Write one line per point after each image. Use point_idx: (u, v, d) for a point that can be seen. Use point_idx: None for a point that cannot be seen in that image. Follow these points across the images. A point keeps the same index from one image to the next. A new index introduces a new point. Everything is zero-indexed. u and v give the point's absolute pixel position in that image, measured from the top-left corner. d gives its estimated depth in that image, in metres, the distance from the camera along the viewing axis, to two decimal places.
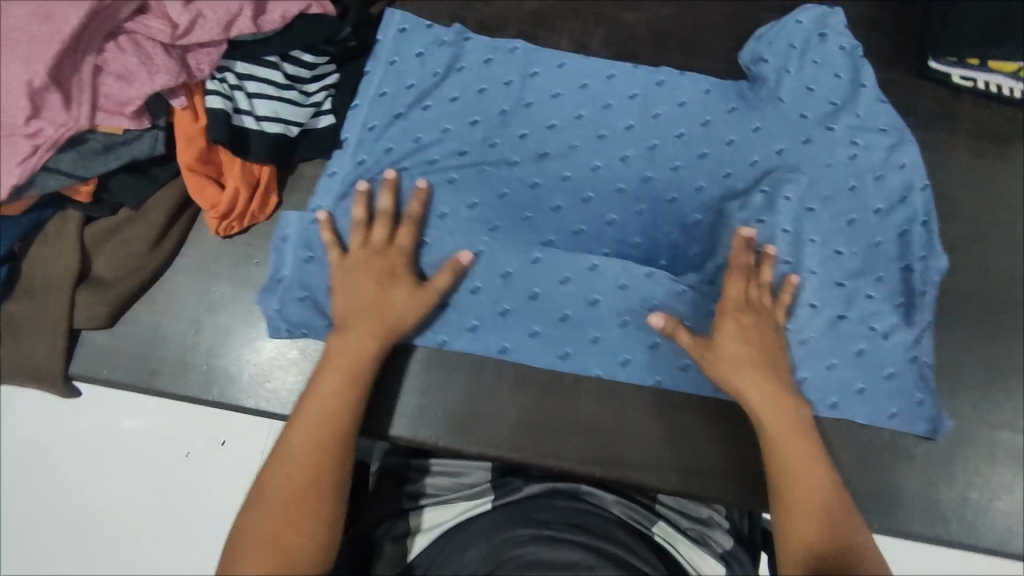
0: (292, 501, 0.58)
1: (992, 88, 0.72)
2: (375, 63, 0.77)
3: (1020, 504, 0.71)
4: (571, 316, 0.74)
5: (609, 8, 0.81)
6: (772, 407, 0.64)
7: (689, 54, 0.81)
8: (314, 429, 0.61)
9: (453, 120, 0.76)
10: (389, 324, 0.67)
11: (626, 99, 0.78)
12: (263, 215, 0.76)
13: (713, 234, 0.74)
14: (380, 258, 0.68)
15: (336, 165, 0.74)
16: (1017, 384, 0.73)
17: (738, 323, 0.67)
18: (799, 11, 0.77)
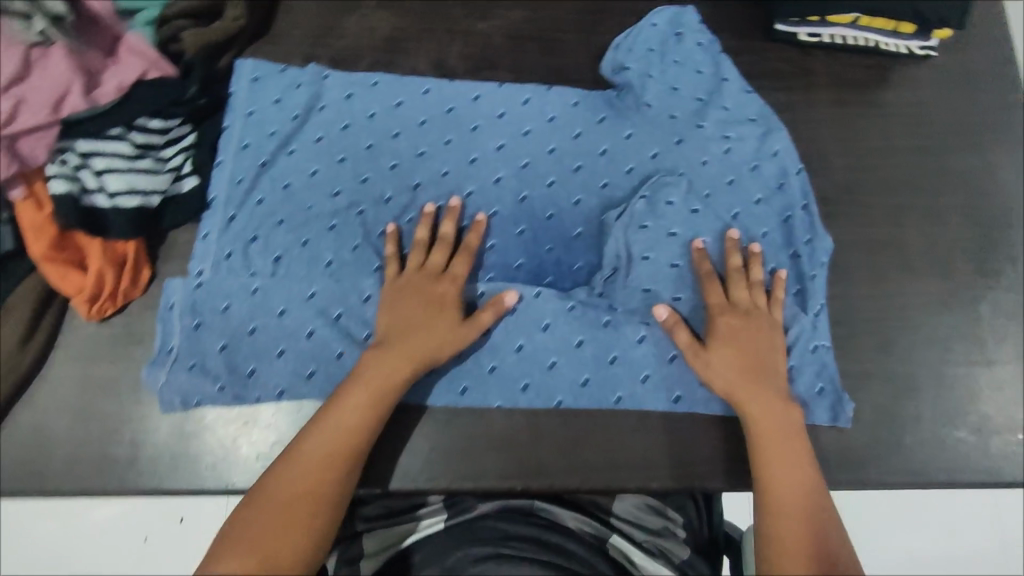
0: (289, 503, 0.53)
1: (838, 42, 0.75)
2: (232, 116, 0.69)
3: (931, 434, 0.65)
4: (498, 369, 0.64)
5: (461, 23, 0.75)
6: (760, 409, 0.60)
7: (546, 51, 0.75)
8: (330, 446, 0.56)
9: (319, 161, 0.68)
10: (428, 351, 0.60)
11: (494, 120, 0.71)
12: (138, 291, 0.64)
13: (599, 245, 0.69)
14: (440, 284, 0.62)
15: (207, 226, 0.66)
16: (918, 318, 0.68)
17: (729, 328, 0.62)
18: (650, 15, 0.75)
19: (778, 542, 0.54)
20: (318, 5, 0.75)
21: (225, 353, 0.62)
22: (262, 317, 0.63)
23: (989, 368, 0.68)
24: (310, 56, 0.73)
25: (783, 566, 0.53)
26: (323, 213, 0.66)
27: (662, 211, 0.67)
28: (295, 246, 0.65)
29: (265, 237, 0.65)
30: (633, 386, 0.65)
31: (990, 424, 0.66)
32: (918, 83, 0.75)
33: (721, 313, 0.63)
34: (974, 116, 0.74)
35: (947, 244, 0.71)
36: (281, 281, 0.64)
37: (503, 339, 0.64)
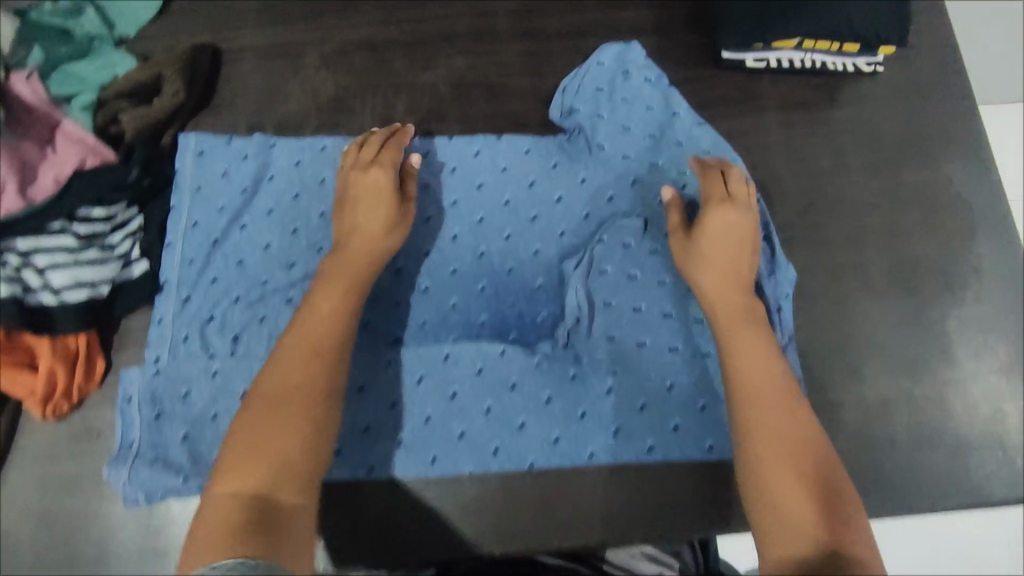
0: (273, 405, 0.52)
1: (783, 65, 0.75)
2: (179, 194, 0.68)
3: (907, 460, 0.65)
4: (467, 435, 0.63)
5: (405, 75, 0.75)
6: (728, 279, 0.60)
7: (493, 97, 0.75)
8: (304, 340, 0.55)
9: (273, 234, 0.67)
10: (376, 237, 0.61)
11: (446, 174, 0.71)
12: (93, 384, 0.63)
13: (559, 295, 0.68)
14: (374, 172, 0.64)
15: (161, 311, 0.64)
16: (884, 338, 0.68)
17: (724, 218, 0.62)
18: (596, 53, 0.74)
19: (756, 415, 0.53)
20: (259, 71, 0.74)
21: (187, 442, 0.61)
22: (224, 400, 0.62)
23: (960, 385, 0.67)
24: (254, 125, 0.72)
25: (758, 457, 0.51)
26: (279, 285, 0.65)
27: (619, 254, 0.68)
28: (253, 322, 0.64)
29: (222, 316, 0.64)
30: (607, 440, 0.63)
31: (967, 443, 0.66)
32: (865, 99, 0.75)
33: (714, 206, 0.63)
34: (925, 127, 0.74)
35: (908, 260, 0.70)
36: (240, 361, 0.62)
37: (471, 400, 0.64)
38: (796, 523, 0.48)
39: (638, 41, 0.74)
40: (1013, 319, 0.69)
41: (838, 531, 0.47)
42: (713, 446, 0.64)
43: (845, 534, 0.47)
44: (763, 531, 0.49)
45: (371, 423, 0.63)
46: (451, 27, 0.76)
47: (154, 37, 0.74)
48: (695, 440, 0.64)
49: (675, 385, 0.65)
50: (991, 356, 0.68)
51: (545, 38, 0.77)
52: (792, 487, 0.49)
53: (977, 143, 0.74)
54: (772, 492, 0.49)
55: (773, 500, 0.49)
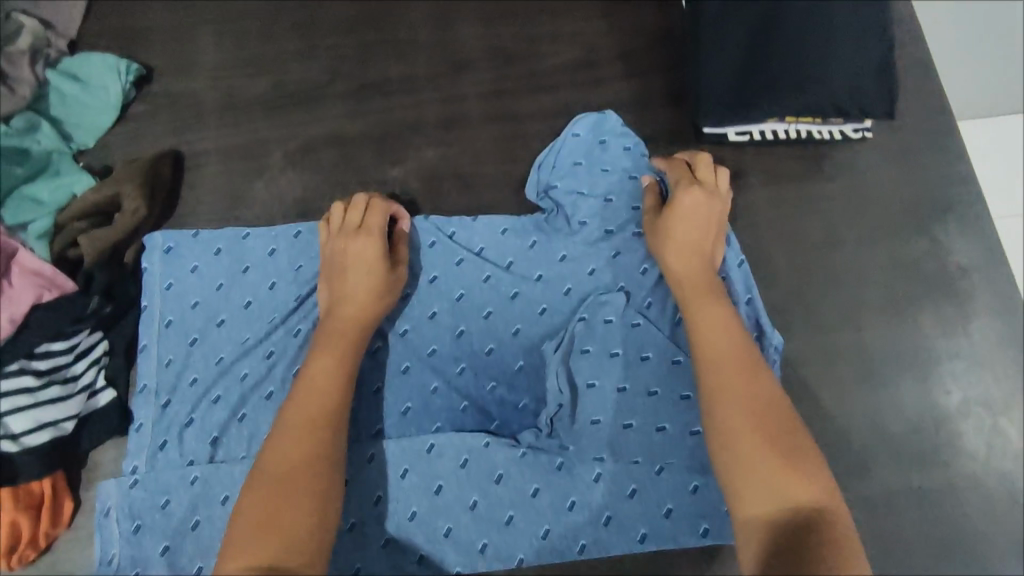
0: (283, 481, 0.49)
1: (767, 137, 0.71)
2: (150, 295, 0.65)
3: (921, 559, 0.61)
4: (454, 532, 0.59)
5: (374, 170, 0.72)
6: (685, 254, 0.61)
7: (466, 189, 0.72)
8: (308, 408, 0.53)
9: (251, 328, 0.64)
10: (373, 304, 0.60)
11: (423, 250, 0.68)
12: (60, 527, 0.60)
13: (539, 379, 0.64)
14: (365, 237, 0.62)
15: (140, 416, 0.62)
16: (889, 425, 0.65)
17: (692, 198, 0.62)
18: (572, 124, 0.71)
19: (714, 378, 0.53)
20: (223, 175, 0.71)
21: (167, 555, 0.57)
22: (204, 509, 0.58)
23: (975, 476, 0.63)
24: (218, 225, 0.70)
25: (725, 417, 0.50)
26: (255, 384, 0.62)
27: (600, 332, 0.64)
28: (231, 424, 0.61)
29: (199, 417, 0.61)
30: (596, 530, 0.60)
31: (984, 536, 0.62)
32: (855, 169, 0.72)
33: (686, 188, 0.63)
34: (919, 196, 0.71)
35: (911, 339, 0.67)
36: (219, 466, 0.59)
37: (455, 495, 0.60)
38: (769, 482, 0.47)
39: (613, 110, 0.71)
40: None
41: (807, 486, 0.47)
42: (708, 531, 0.60)
43: (820, 497, 0.47)
44: (733, 489, 0.48)
45: (357, 520, 0.59)
46: (419, 115, 0.73)
47: (115, 147, 0.72)
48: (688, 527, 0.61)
49: (664, 468, 0.61)
50: (1005, 442, 0.64)
51: (517, 121, 0.74)
52: (760, 447, 0.48)
53: (976, 209, 0.70)
54: (742, 454, 0.49)
55: (742, 461, 0.48)
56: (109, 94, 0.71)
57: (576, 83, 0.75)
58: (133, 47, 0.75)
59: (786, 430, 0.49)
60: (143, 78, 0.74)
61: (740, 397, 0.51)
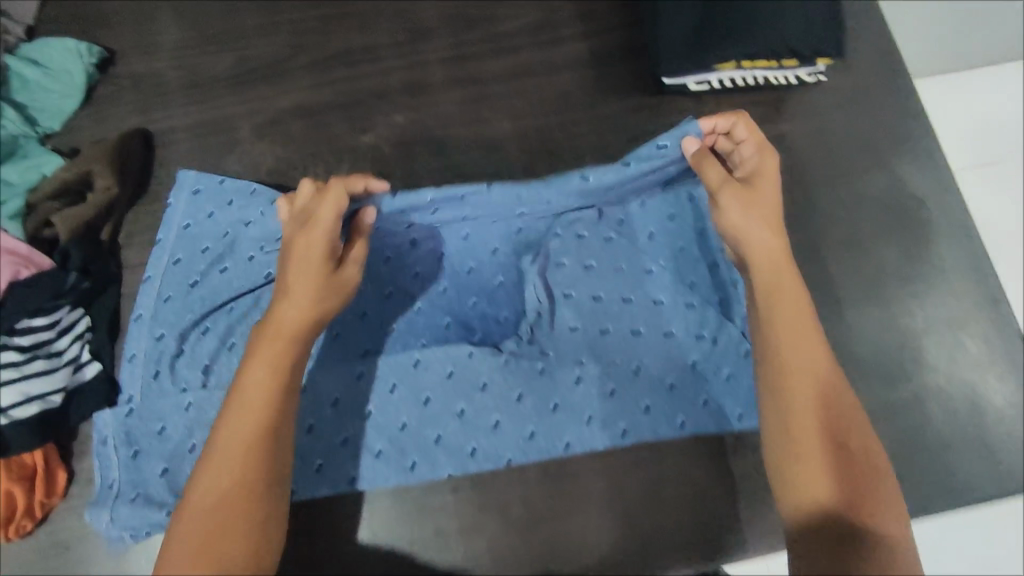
0: (212, 512, 0.46)
1: (727, 85, 0.73)
2: (166, 230, 0.67)
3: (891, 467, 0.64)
4: (444, 439, 0.63)
5: (343, 137, 0.73)
6: (769, 236, 0.52)
7: (437, 151, 0.72)
8: (242, 426, 0.47)
9: (251, 275, 0.66)
10: (314, 309, 0.51)
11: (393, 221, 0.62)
12: (56, 497, 0.61)
13: (518, 293, 0.68)
14: (307, 233, 0.52)
15: (134, 348, 0.64)
16: (855, 348, 0.67)
17: (770, 183, 0.54)
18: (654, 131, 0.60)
19: (783, 386, 0.50)
20: (193, 150, 0.72)
21: (167, 477, 0.61)
22: (200, 431, 0.62)
23: (940, 388, 0.66)
24: (206, 173, 0.69)
25: (795, 426, 0.49)
26: (245, 313, 0.65)
27: (574, 246, 0.67)
28: (221, 353, 0.65)
29: (190, 349, 0.65)
30: (580, 428, 0.63)
31: (947, 441, 0.65)
32: (812, 110, 0.74)
33: (767, 154, 0.55)
34: (872, 132, 0.73)
35: (875, 268, 0.69)
36: (214, 391, 0.63)
37: (442, 405, 0.63)
38: (810, 486, 0.47)
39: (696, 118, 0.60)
40: (979, 313, 0.69)
41: (863, 484, 0.47)
42: (685, 423, 0.64)
43: (866, 487, 0.46)
44: (783, 488, 0.49)
45: (350, 435, 0.62)
46: (385, 83, 0.75)
47: (83, 129, 0.72)
48: (667, 420, 0.64)
49: (640, 369, 0.65)
50: (964, 354, 0.68)
51: (482, 83, 0.75)
52: (820, 452, 0.48)
53: (929, 142, 0.73)
54: (801, 454, 0.48)
55: (801, 460, 0.48)
56: (73, 78, 0.71)
57: (536, 43, 0.76)
58: (95, 31, 0.75)
59: (859, 432, 0.49)
60: (107, 61, 0.74)
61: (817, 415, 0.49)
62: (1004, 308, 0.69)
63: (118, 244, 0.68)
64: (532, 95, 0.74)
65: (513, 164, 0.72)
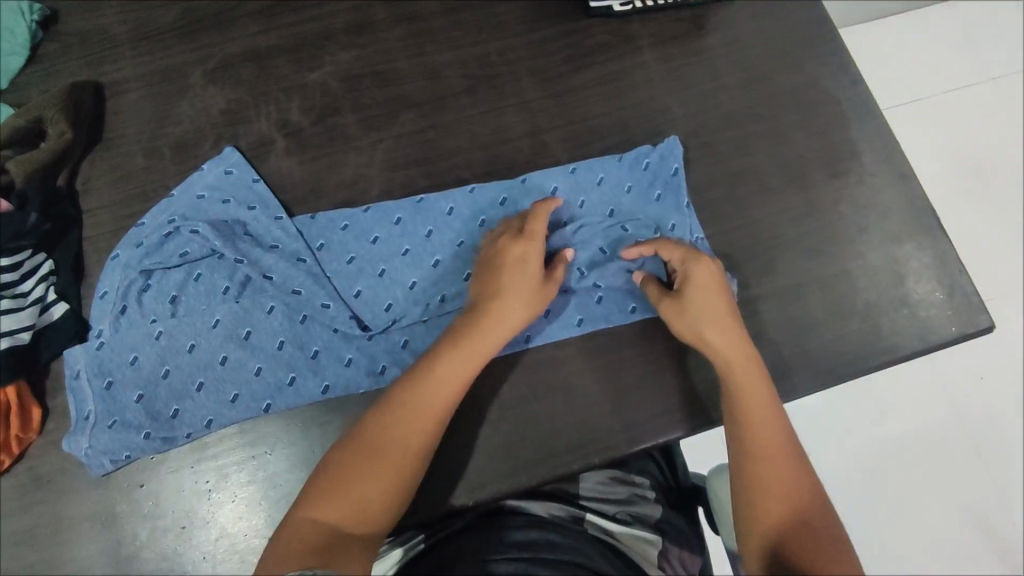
0: (385, 457, 0.55)
1: (648, 4, 0.78)
2: (182, 191, 0.69)
3: (830, 333, 0.69)
4: (411, 343, 0.66)
5: (290, 77, 0.74)
6: (733, 344, 0.62)
7: (383, 83, 0.75)
8: (434, 395, 0.57)
9: (227, 222, 0.68)
10: (520, 312, 0.61)
11: (375, 278, 0.68)
12: (31, 433, 0.62)
13: (473, 211, 0.71)
14: (524, 243, 0.63)
15: (104, 286, 0.66)
16: (788, 232, 0.72)
17: (703, 288, 0.63)
18: (648, 187, 0.73)
19: (747, 471, 0.59)
20: (145, 99, 0.73)
21: (143, 402, 0.63)
22: (174, 358, 0.64)
23: (865, 260, 0.72)
24: (231, 150, 0.70)
25: (760, 499, 0.57)
26: (207, 246, 0.67)
27: (535, 189, 0.72)
28: (188, 284, 0.66)
29: (157, 282, 0.66)
30: (539, 323, 0.68)
31: (876, 307, 0.71)
32: (730, 23, 0.80)
33: (697, 261, 0.64)
34: (787, 40, 0.79)
35: (796, 160, 0.75)
36: (182, 319, 0.65)
37: (405, 312, 0.67)
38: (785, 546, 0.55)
39: (682, 173, 0.73)
40: (894, 193, 0.75)
41: (802, 530, 0.55)
42: (636, 308, 0.69)
43: (820, 556, 0.53)
44: (758, 540, 0.56)
45: (321, 348, 0.65)
46: (328, 23, 0.76)
47: (33, 87, 0.73)
48: (618, 306, 0.69)
49: (591, 265, 0.70)
50: (884, 230, 0.74)
51: (421, 17, 0.77)
52: (776, 501, 0.57)
53: (836, 45, 0.79)
54: (763, 508, 0.57)
55: (761, 510, 0.57)
56: (16, 35, 0.71)
57: None
58: None
59: (805, 492, 0.57)
60: (49, 19, 0.74)
61: (772, 492, 0.57)
62: (913, 184, 0.76)
63: (77, 189, 0.69)
64: (470, 26, 0.77)
65: (457, 90, 0.75)
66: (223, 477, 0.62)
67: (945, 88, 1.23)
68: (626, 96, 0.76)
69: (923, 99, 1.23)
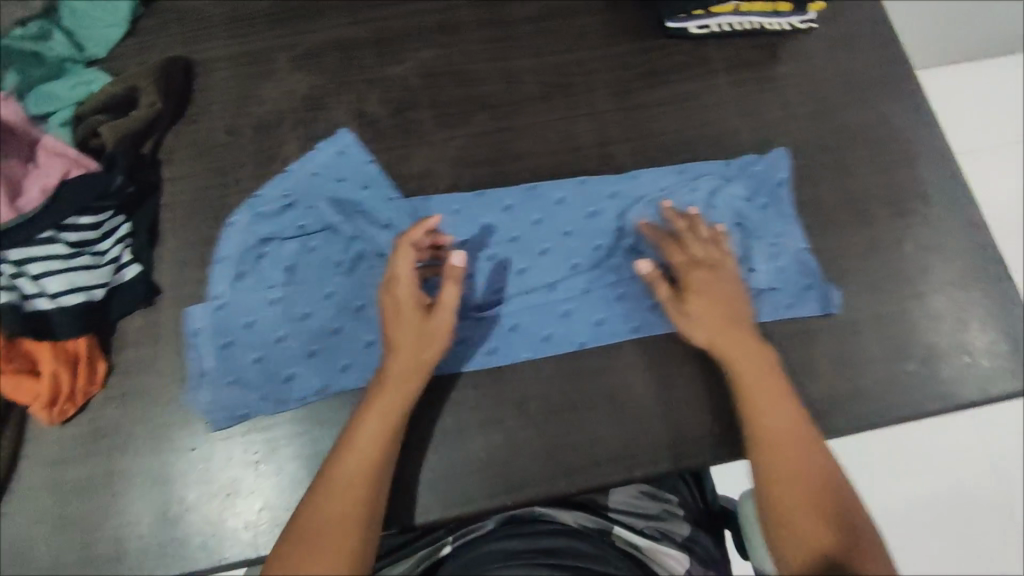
0: (326, 535, 0.54)
1: (724, 30, 0.79)
2: (298, 166, 0.72)
3: (885, 374, 0.68)
4: (520, 326, 0.68)
5: (372, 70, 0.77)
6: (742, 350, 0.63)
7: (460, 83, 0.76)
8: (357, 463, 0.57)
9: (339, 201, 0.70)
10: (419, 352, 0.61)
11: (485, 262, 0.71)
12: (94, 386, 0.64)
13: (583, 204, 0.73)
14: (393, 290, 0.62)
15: (225, 248, 0.68)
16: (851, 266, 0.72)
17: (704, 287, 0.65)
18: (752, 190, 0.74)
19: (775, 480, 0.58)
20: (233, 78, 0.76)
21: (260, 363, 0.65)
22: (288, 324, 0.66)
23: (929, 302, 0.71)
24: (343, 130, 0.73)
25: (794, 505, 0.57)
26: (322, 220, 0.70)
27: (644, 184, 0.74)
28: (304, 255, 0.69)
29: (274, 251, 0.68)
30: (644, 314, 0.69)
31: (937, 351, 0.70)
32: (806, 54, 0.80)
33: (697, 268, 0.67)
34: (863, 76, 0.79)
35: (863, 196, 0.75)
36: (300, 286, 0.67)
37: (517, 299, 0.69)
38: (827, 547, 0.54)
39: (789, 178, 0.74)
40: (963, 239, 0.74)
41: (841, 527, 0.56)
42: None
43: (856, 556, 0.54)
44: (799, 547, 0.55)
45: None
46: (412, 22, 0.79)
47: (128, 57, 0.76)
48: None
49: None
50: (948, 274, 0.73)
51: (503, 22, 0.79)
52: (806, 501, 0.57)
53: (912, 86, 0.79)
54: (796, 513, 0.57)
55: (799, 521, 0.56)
56: (120, 8, 0.75)
57: None
58: None
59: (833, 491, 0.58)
60: None
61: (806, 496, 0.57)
62: (982, 231, 0.75)
63: (159, 157, 0.72)
64: (549, 36, 0.79)
65: (532, 95, 0.76)
66: (272, 450, 0.64)
67: (1013, 141, 1.21)
68: (698, 116, 0.77)
69: (992, 150, 1.21)
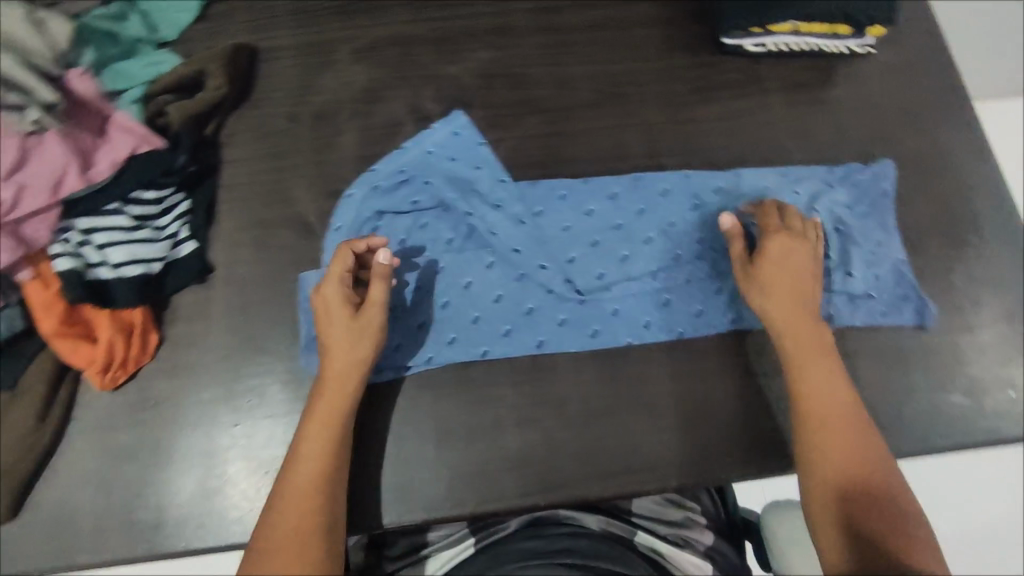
0: (287, 539, 0.54)
1: (780, 49, 0.79)
2: (412, 145, 0.73)
3: (927, 403, 0.68)
4: (620, 313, 0.70)
5: (431, 67, 0.78)
6: (802, 330, 0.64)
7: (515, 85, 0.78)
8: (308, 463, 0.58)
9: (456, 178, 0.72)
10: (352, 351, 0.61)
11: (589, 247, 0.72)
12: (145, 357, 0.66)
13: (685, 198, 0.74)
14: (323, 296, 0.63)
15: (339, 220, 0.71)
16: None
17: (781, 255, 0.66)
18: (852, 198, 0.75)
19: (821, 466, 0.59)
20: (295, 67, 0.77)
21: None
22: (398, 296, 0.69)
23: (974, 334, 0.71)
24: (457, 112, 0.75)
25: (841, 494, 0.58)
26: (435, 198, 0.72)
27: (747, 184, 0.75)
28: (417, 231, 0.71)
29: (387, 224, 0.71)
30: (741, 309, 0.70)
31: (980, 384, 0.69)
32: (861, 79, 0.80)
33: (776, 236, 0.67)
34: (918, 104, 0.79)
35: (912, 224, 0.75)
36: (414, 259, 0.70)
37: (619, 285, 0.71)
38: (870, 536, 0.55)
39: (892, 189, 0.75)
40: (1014, 274, 0.74)
41: (884, 513, 0.56)
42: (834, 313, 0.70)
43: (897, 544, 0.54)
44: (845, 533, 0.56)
45: (533, 306, 0.69)
46: (472, 23, 0.80)
47: (197, 41, 0.78)
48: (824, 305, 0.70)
49: None
50: (996, 307, 0.72)
51: (561, 29, 0.80)
52: (849, 487, 0.58)
53: (968, 117, 0.79)
54: (838, 501, 0.58)
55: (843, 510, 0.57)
56: None
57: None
58: None
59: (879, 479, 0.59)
60: None
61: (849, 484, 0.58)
62: None
63: (219, 139, 0.74)
64: (606, 45, 0.80)
65: (585, 102, 0.77)
66: None
67: None
68: (749, 133, 0.77)
69: None
